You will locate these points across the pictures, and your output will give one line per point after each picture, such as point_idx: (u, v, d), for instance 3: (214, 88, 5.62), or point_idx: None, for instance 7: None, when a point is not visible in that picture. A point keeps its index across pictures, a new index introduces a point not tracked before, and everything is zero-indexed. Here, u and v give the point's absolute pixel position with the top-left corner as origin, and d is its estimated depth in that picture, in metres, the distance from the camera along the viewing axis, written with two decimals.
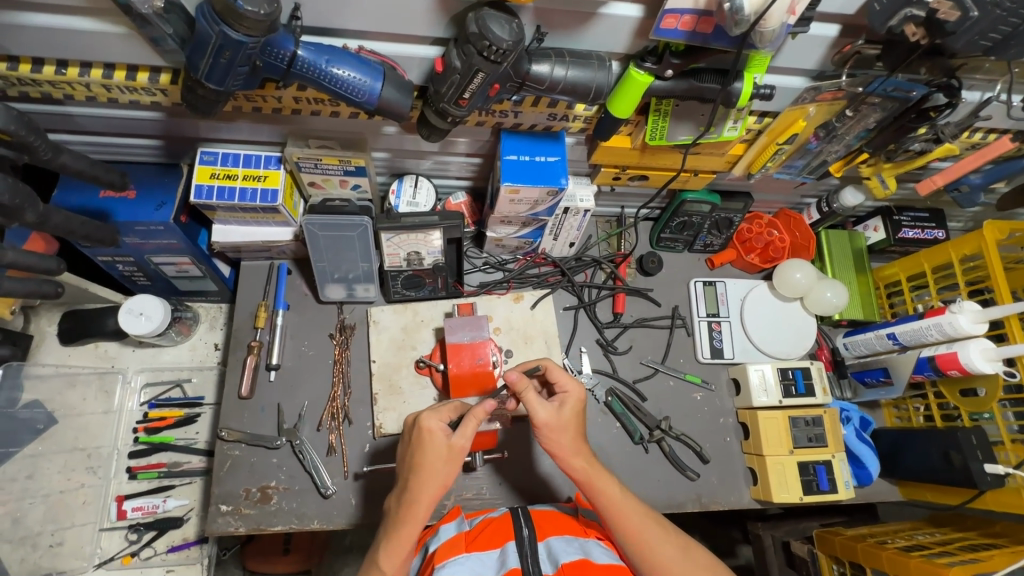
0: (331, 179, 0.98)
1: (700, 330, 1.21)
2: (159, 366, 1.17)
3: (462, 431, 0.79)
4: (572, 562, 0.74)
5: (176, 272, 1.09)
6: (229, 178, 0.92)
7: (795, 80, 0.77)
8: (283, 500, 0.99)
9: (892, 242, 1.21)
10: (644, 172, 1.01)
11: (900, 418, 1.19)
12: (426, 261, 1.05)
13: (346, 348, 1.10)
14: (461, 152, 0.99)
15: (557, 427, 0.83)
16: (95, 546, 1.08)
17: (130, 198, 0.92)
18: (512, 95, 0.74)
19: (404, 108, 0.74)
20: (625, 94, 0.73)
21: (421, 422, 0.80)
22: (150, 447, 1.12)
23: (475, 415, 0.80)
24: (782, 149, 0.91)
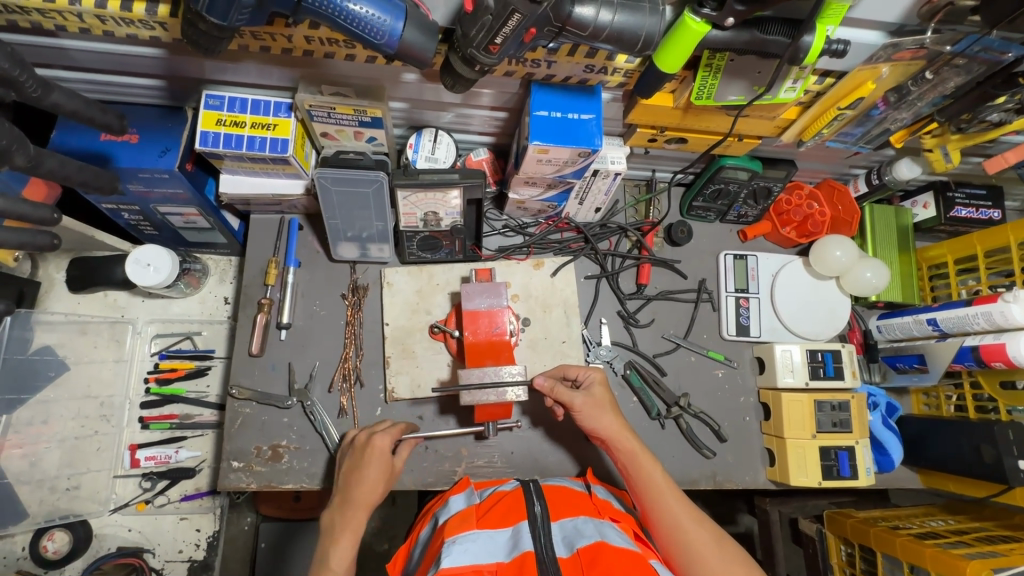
0: (345, 130, 0.91)
1: (726, 306, 1.16)
2: (169, 318, 1.16)
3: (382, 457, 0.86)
4: (587, 546, 0.72)
5: (184, 223, 1.04)
6: (236, 125, 0.86)
7: (871, 36, 0.68)
8: (294, 459, 0.99)
9: (942, 221, 1.12)
10: (683, 134, 0.93)
11: (929, 405, 1.15)
12: (443, 222, 1.00)
13: (358, 309, 1.06)
14: (485, 105, 0.91)
15: (596, 414, 0.91)
16: (110, 492, 1.09)
17: (133, 143, 0.87)
18: (549, 42, 0.65)
19: (427, 54, 0.66)
20: (670, 47, 0.65)
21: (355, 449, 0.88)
22: (162, 398, 1.12)
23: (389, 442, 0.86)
24: (843, 115, 0.82)
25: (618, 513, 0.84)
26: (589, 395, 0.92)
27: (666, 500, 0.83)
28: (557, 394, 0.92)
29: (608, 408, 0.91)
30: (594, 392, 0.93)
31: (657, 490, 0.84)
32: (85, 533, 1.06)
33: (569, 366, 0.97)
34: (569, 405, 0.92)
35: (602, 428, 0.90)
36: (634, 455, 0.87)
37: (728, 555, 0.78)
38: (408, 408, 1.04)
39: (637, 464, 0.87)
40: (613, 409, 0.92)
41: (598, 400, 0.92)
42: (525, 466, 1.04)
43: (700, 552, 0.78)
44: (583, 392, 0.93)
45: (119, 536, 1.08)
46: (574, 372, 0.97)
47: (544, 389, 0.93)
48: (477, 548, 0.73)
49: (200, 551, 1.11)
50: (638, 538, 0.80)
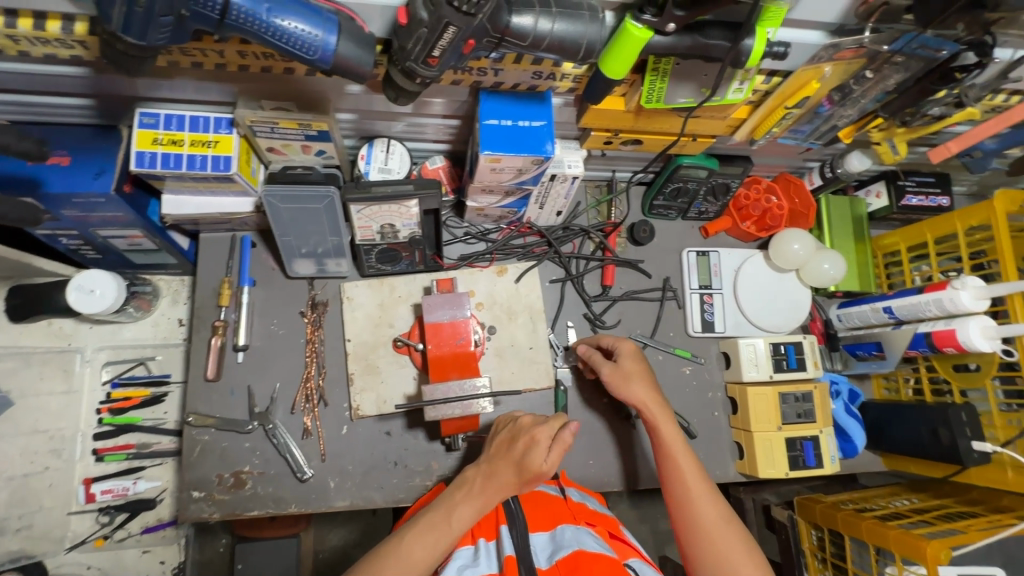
0: (291, 144, 0.88)
1: (691, 303, 1.16)
2: (120, 344, 1.11)
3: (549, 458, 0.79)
4: (565, 556, 0.71)
5: (128, 246, 1.00)
6: (174, 144, 0.82)
7: (812, 35, 0.68)
8: (258, 485, 0.96)
9: (894, 210, 1.15)
10: (638, 137, 0.93)
11: (889, 389, 1.19)
12: (401, 234, 0.97)
13: (319, 326, 1.03)
14: (437, 113, 0.89)
15: (620, 380, 0.93)
16: (65, 529, 1.04)
17: (64, 165, 0.83)
18: (490, 52, 0.64)
19: (364, 67, 0.63)
20: (615, 53, 0.64)
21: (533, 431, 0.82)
22: (116, 428, 1.08)
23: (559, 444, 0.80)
24: (790, 113, 0.82)
25: (593, 516, 0.84)
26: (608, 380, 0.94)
27: (683, 463, 0.84)
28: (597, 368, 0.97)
29: (634, 378, 0.92)
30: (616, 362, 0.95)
31: (676, 453, 0.85)
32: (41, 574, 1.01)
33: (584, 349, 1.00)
34: (605, 375, 0.95)
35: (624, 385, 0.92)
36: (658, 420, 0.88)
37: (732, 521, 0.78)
38: (375, 424, 1.02)
39: (657, 428, 0.88)
40: (641, 376, 0.93)
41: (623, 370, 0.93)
42: None
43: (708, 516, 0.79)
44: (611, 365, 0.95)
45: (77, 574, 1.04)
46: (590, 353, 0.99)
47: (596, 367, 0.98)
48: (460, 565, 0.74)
49: None
50: (613, 538, 0.81)
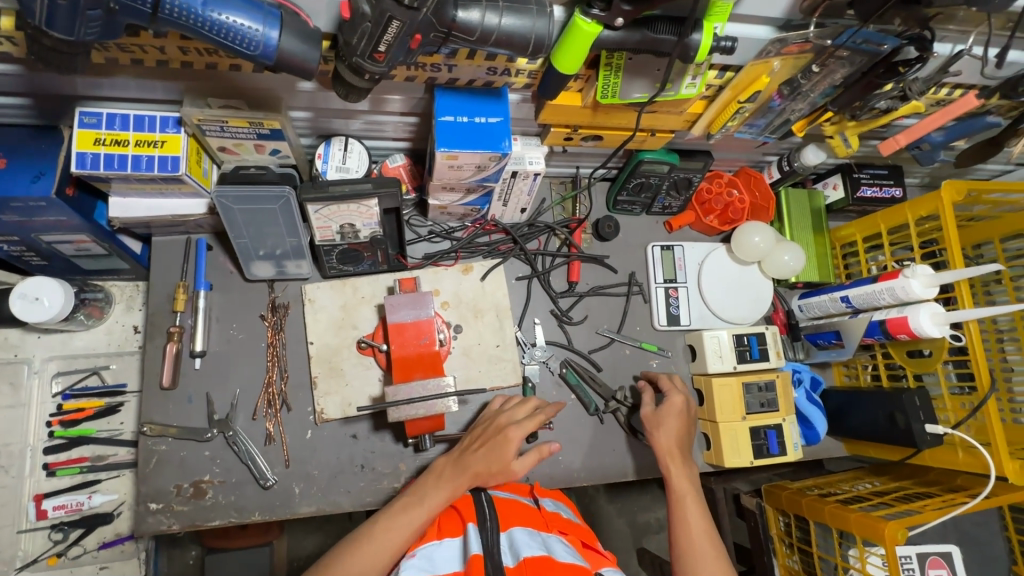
0: (243, 143, 0.85)
1: (656, 296, 1.17)
2: (71, 353, 1.07)
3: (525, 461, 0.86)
4: (534, 556, 0.70)
5: (75, 251, 0.96)
6: (118, 144, 0.79)
7: (760, 31, 0.69)
8: (219, 494, 0.93)
9: (850, 202, 1.18)
10: (597, 132, 0.93)
11: (849, 376, 1.22)
12: (362, 234, 0.96)
13: (280, 330, 1.01)
14: (394, 111, 0.88)
15: (652, 429, 0.98)
16: (15, 549, 0.99)
17: (0, 168, 0.79)
18: (440, 47, 0.63)
19: (310, 63, 0.62)
20: (566, 48, 0.65)
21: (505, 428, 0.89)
22: (68, 441, 1.03)
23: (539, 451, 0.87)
24: (744, 107, 0.83)
25: (566, 526, 0.84)
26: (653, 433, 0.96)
27: (688, 505, 0.88)
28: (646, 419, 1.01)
29: (663, 430, 0.98)
30: (677, 403, 1.01)
31: (685, 495, 0.89)
32: None
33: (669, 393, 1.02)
34: (652, 417, 1.00)
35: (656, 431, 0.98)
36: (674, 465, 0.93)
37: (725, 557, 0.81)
38: (340, 427, 1.00)
39: (673, 471, 0.92)
40: (675, 424, 0.98)
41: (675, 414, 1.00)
42: None
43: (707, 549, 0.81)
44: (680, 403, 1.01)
45: None
46: (673, 391, 1.03)
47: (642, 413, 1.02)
48: (429, 561, 0.71)
49: None
50: (587, 548, 0.81)
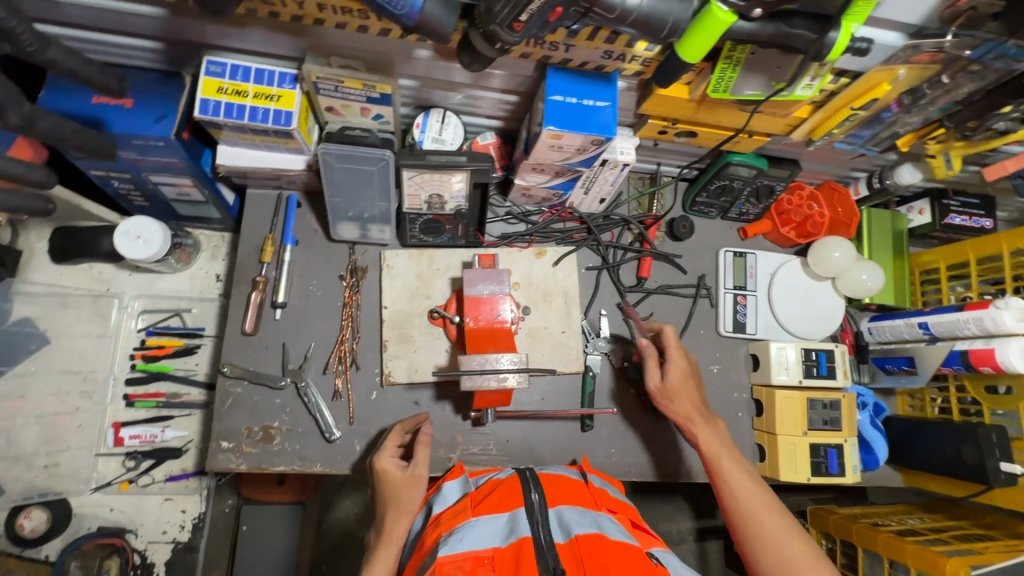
0: (351, 105, 0.88)
1: (724, 302, 1.16)
2: (157, 294, 1.12)
3: (417, 460, 0.89)
4: (586, 534, 0.71)
5: (177, 195, 1.01)
6: (239, 94, 0.82)
7: (892, 36, 0.68)
8: (286, 441, 0.97)
9: (937, 227, 1.15)
10: (693, 128, 0.93)
11: (913, 406, 1.19)
12: (448, 206, 0.98)
13: (357, 291, 1.04)
14: (496, 87, 0.90)
15: (683, 420, 0.95)
16: (91, 470, 1.05)
17: (127, 107, 0.83)
18: (573, 24, 0.64)
19: (446, 28, 0.65)
20: (694, 36, 0.65)
21: (375, 461, 0.89)
22: (148, 375, 1.09)
23: (423, 442, 0.92)
24: (855, 115, 0.82)
25: (614, 503, 0.84)
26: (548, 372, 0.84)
27: (750, 494, 0.85)
28: (655, 395, 0.99)
29: (700, 420, 0.94)
30: (680, 371, 0.97)
31: (743, 486, 0.86)
32: (64, 511, 1.02)
33: (671, 356, 0.97)
34: (663, 392, 0.97)
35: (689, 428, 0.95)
36: (726, 457, 0.90)
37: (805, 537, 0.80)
38: (404, 392, 1.02)
39: (726, 464, 0.89)
40: (702, 414, 0.95)
41: (707, 412, 0.96)
42: (518, 454, 1.04)
43: (783, 538, 0.80)
44: (693, 383, 0.98)
45: (100, 515, 1.05)
46: (666, 357, 0.98)
47: (659, 399, 0.98)
48: (476, 533, 0.73)
49: (185, 533, 1.07)
50: (635, 527, 0.80)
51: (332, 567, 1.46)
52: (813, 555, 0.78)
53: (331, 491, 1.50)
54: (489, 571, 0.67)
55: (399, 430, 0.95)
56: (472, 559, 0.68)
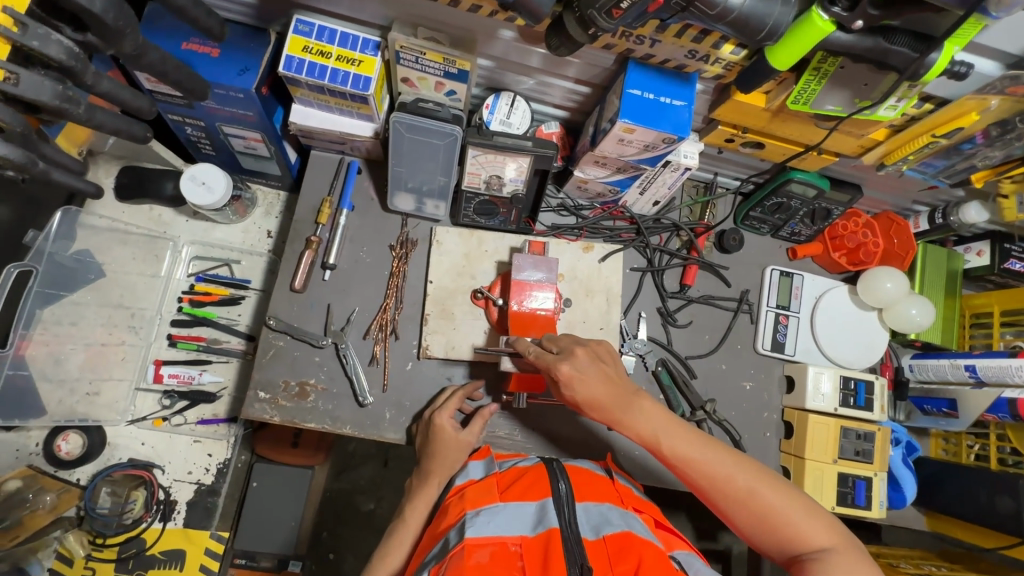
0: (427, 78, 0.89)
1: (765, 320, 1.15)
2: (210, 242, 1.15)
3: (469, 429, 0.93)
4: (615, 533, 0.70)
5: (243, 147, 1.03)
6: (322, 55, 0.84)
7: (989, 65, 0.67)
8: (320, 400, 0.98)
9: (994, 271, 1.12)
10: (762, 139, 0.92)
11: (947, 450, 1.16)
12: (505, 188, 0.99)
13: (404, 263, 1.05)
14: (570, 76, 0.90)
15: (612, 422, 0.78)
16: (129, 404, 1.08)
17: (213, 56, 0.85)
18: (670, 17, 0.64)
19: (540, 8, 0.65)
20: (789, 43, 0.64)
21: (433, 419, 0.93)
22: (193, 319, 1.10)
23: (481, 416, 0.96)
24: (935, 143, 0.80)
25: (639, 502, 0.83)
26: (537, 350, 0.82)
27: (717, 468, 0.74)
28: (570, 403, 0.78)
29: (618, 413, 0.77)
30: (588, 369, 0.77)
31: (706, 459, 0.74)
32: (100, 439, 1.05)
33: (556, 368, 0.77)
34: (585, 402, 0.77)
35: (617, 422, 0.78)
36: (667, 435, 0.76)
37: (789, 494, 0.72)
38: (438, 367, 1.03)
39: (669, 444, 0.76)
40: (616, 404, 0.77)
41: (627, 394, 0.77)
42: (542, 444, 1.03)
43: (772, 508, 0.71)
44: (611, 365, 0.80)
45: (131, 448, 1.07)
46: (565, 358, 0.78)
47: (571, 401, 0.78)
48: (503, 519, 0.73)
49: (208, 476, 1.09)
50: (659, 527, 0.80)
51: (333, 534, 1.48)
52: (806, 511, 0.71)
53: (342, 460, 1.53)
54: (515, 559, 0.67)
55: (456, 396, 0.97)
56: (499, 545, 0.68)
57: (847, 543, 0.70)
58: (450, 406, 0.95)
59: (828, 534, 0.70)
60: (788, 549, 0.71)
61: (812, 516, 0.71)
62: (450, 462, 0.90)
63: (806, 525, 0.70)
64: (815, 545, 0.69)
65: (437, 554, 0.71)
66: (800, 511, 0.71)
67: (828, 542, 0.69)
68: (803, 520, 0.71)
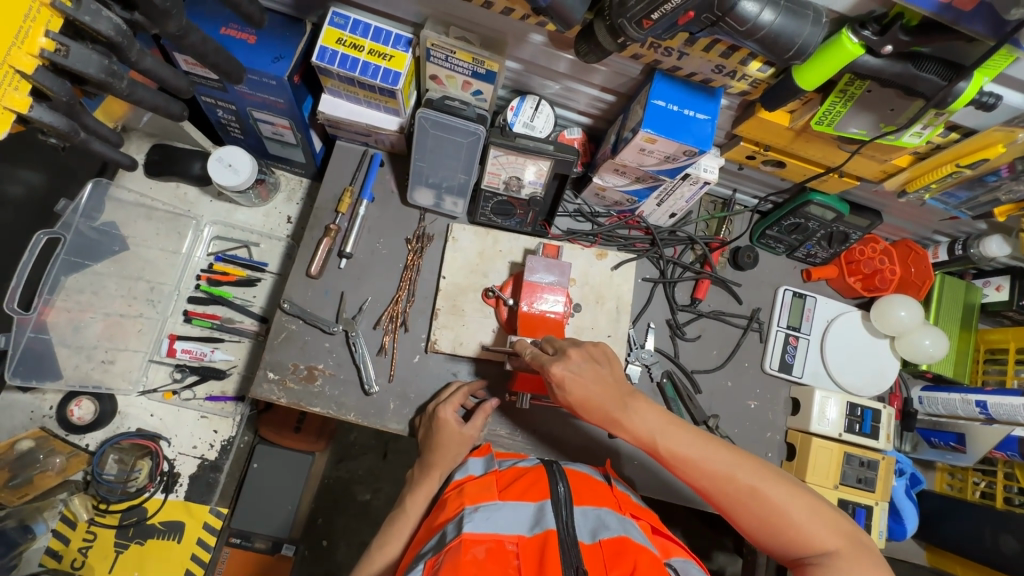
0: (455, 77, 0.90)
1: (774, 339, 1.14)
2: (232, 223, 1.17)
3: (472, 423, 0.94)
4: (611, 538, 0.71)
5: (271, 133, 1.05)
6: (355, 48, 0.86)
7: (1018, 98, 0.67)
8: (327, 385, 0.99)
9: (1012, 307, 1.10)
10: (783, 158, 0.92)
11: (952, 486, 1.14)
12: (524, 190, 1.00)
13: (419, 256, 1.07)
14: (596, 84, 0.91)
15: (609, 423, 0.77)
16: (141, 374, 1.09)
17: (250, 43, 0.87)
18: (700, 31, 0.65)
19: (573, 14, 0.67)
20: (817, 63, 0.65)
21: (437, 412, 0.93)
22: (209, 297, 1.12)
23: (484, 411, 0.96)
24: (957, 174, 0.80)
25: (636, 509, 0.83)
26: (534, 352, 0.82)
27: (719, 468, 0.74)
28: (564, 403, 0.78)
29: (619, 415, 0.76)
30: (582, 370, 0.76)
31: (706, 459, 0.74)
32: (111, 408, 1.07)
33: (549, 368, 0.77)
34: (578, 403, 0.77)
35: (616, 422, 0.77)
36: (665, 435, 0.75)
37: (793, 492, 0.72)
38: (444, 362, 1.04)
39: (668, 444, 0.75)
40: (617, 405, 0.76)
41: (623, 394, 0.77)
42: (543, 447, 1.04)
43: (775, 508, 0.71)
44: (607, 367, 0.79)
45: (140, 418, 1.09)
46: (558, 359, 0.78)
47: (564, 401, 0.78)
48: (501, 517, 0.73)
49: (212, 452, 1.10)
50: (656, 533, 0.80)
51: (327, 522, 1.49)
52: (809, 511, 0.71)
53: (342, 449, 1.54)
54: (510, 558, 0.68)
55: (461, 390, 0.98)
56: (496, 543, 0.69)
57: (851, 542, 0.71)
58: (451, 399, 0.95)
59: (832, 533, 0.70)
60: (791, 548, 0.72)
61: (817, 515, 0.71)
62: (452, 455, 0.91)
63: (810, 525, 0.70)
64: (819, 544, 0.70)
65: (433, 547, 0.72)
66: (804, 509, 0.71)
67: (831, 543, 0.70)
68: (807, 519, 0.71)
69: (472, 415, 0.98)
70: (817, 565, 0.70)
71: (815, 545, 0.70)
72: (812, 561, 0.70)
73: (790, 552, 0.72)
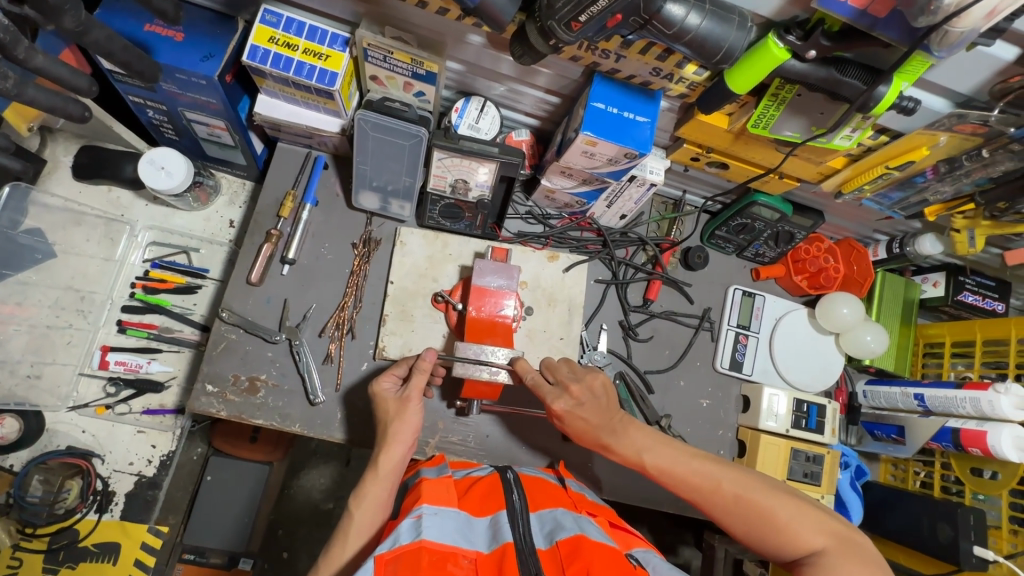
0: (395, 78, 0.88)
1: (725, 338, 1.15)
2: (169, 228, 1.12)
3: (411, 385, 0.86)
4: (567, 538, 0.69)
5: (208, 135, 1.01)
6: (288, 47, 0.82)
7: (937, 102, 0.69)
8: (269, 396, 0.96)
9: (948, 302, 1.14)
10: (726, 160, 0.93)
11: (895, 476, 1.20)
12: (471, 193, 0.98)
13: (366, 261, 1.04)
14: (540, 86, 0.90)
15: (600, 446, 0.80)
16: (71, 389, 1.04)
17: (176, 41, 0.83)
18: (630, 33, 0.65)
19: (504, 17, 0.66)
20: (744, 68, 0.65)
21: (375, 386, 0.89)
22: (145, 306, 1.07)
23: (422, 370, 0.87)
24: (888, 175, 0.83)
25: (594, 508, 0.82)
26: (544, 369, 0.86)
27: (703, 478, 0.74)
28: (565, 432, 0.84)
29: (608, 439, 0.79)
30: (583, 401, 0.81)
31: (692, 471, 0.75)
32: (37, 425, 1.01)
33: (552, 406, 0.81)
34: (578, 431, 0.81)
35: (606, 447, 0.80)
36: (651, 452, 0.77)
37: (777, 495, 0.72)
38: None
39: (654, 459, 0.77)
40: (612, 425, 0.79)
41: (617, 419, 0.80)
42: (496, 451, 1.02)
43: (761, 513, 0.71)
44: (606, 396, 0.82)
45: (71, 435, 1.03)
46: (561, 395, 0.81)
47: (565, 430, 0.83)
48: (456, 528, 0.70)
49: (150, 468, 1.05)
50: (615, 528, 0.79)
51: (287, 533, 1.44)
52: (797, 512, 0.71)
53: (301, 458, 1.50)
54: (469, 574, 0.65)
55: (403, 363, 0.92)
56: (453, 556, 0.65)
57: (841, 541, 0.69)
58: (380, 379, 0.89)
59: (818, 532, 0.69)
60: (784, 552, 0.70)
61: (803, 515, 0.70)
62: (413, 416, 0.86)
63: (796, 525, 0.69)
64: (807, 544, 0.69)
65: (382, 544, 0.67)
66: (789, 510, 0.71)
67: (820, 542, 0.69)
68: (793, 521, 0.70)
69: (411, 376, 0.89)
70: (809, 565, 0.68)
71: (808, 546, 0.69)
72: (805, 563, 0.68)
73: (783, 556, 0.70)
